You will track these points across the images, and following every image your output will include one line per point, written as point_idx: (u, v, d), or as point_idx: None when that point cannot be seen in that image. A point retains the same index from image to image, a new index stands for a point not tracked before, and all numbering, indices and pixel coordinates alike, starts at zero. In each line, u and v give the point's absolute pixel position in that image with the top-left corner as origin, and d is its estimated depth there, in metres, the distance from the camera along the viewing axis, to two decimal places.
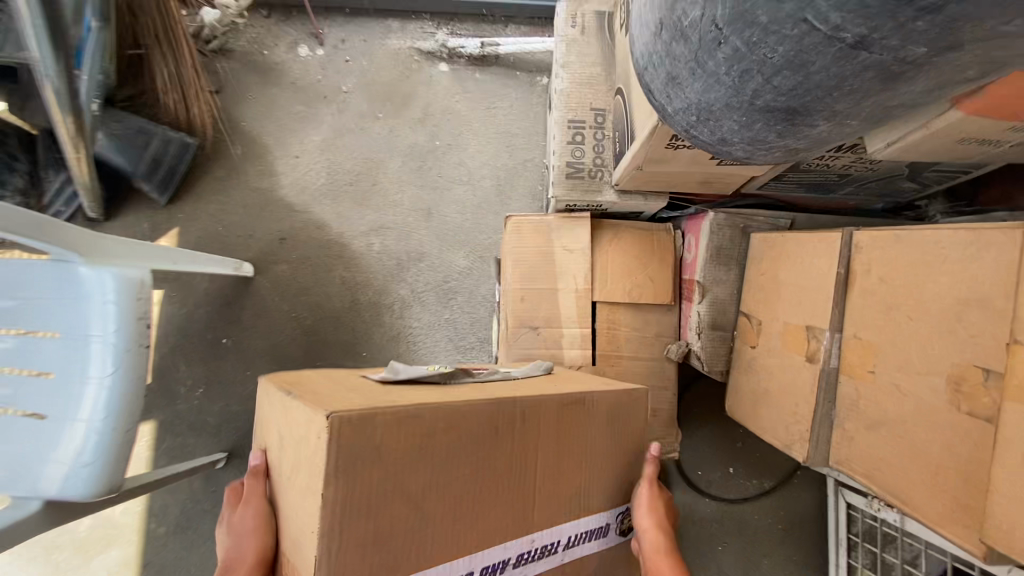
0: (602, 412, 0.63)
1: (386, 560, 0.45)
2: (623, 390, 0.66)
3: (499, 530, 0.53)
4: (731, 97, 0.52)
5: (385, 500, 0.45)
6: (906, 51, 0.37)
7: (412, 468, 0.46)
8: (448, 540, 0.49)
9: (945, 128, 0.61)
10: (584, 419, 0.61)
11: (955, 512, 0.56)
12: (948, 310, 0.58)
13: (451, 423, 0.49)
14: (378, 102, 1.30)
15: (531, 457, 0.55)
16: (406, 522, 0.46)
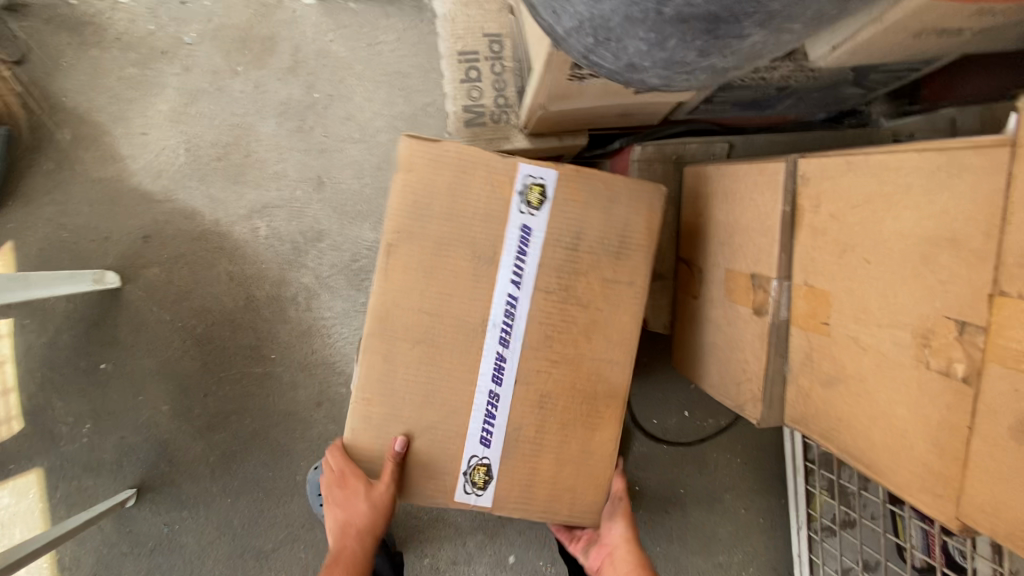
0: (417, 237, 0.65)
1: (450, 448, 0.68)
2: (393, 183, 0.64)
3: (459, 343, 0.66)
4: (631, 5, 0.37)
5: (396, 427, 0.67)
6: None
7: (398, 418, 0.67)
8: (452, 408, 0.67)
9: (898, 20, 0.49)
10: (411, 259, 0.65)
11: (927, 481, 0.49)
12: (910, 252, 0.48)
13: (374, 396, 0.67)
14: (233, 51, 1.06)
15: (416, 314, 0.66)
16: (427, 418, 0.67)
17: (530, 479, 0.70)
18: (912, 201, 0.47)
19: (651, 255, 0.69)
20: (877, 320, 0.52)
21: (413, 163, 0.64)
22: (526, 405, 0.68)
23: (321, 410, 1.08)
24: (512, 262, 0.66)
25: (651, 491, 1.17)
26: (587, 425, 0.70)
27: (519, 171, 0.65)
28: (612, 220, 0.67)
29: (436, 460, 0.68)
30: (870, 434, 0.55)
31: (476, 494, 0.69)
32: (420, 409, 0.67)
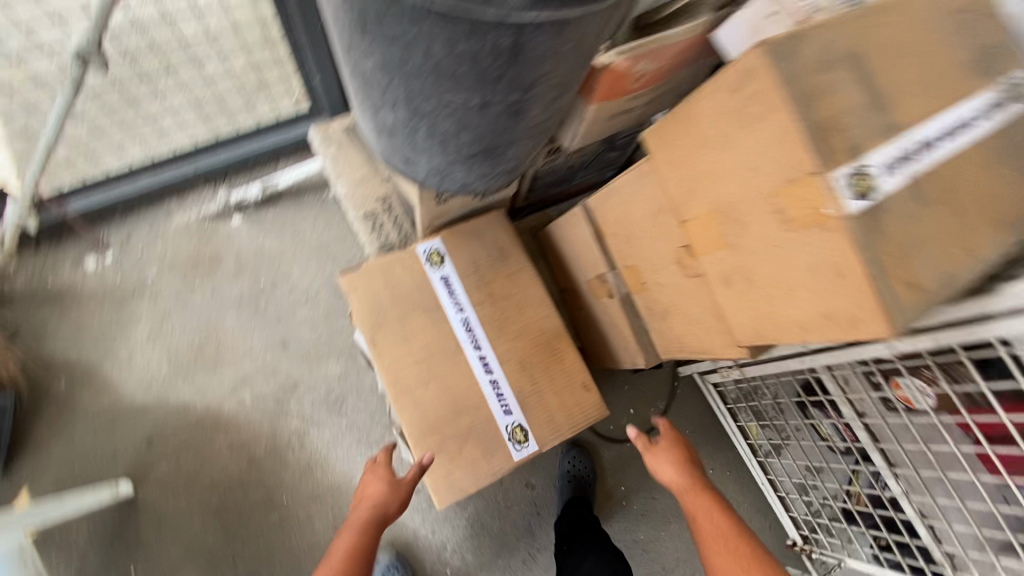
0: (383, 321, 0.94)
1: (491, 430, 0.92)
2: (348, 301, 0.95)
3: (450, 361, 0.94)
4: (447, 158, 0.74)
5: (449, 441, 0.90)
6: (507, 99, 0.60)
7: (442, 434, 0.90)
8: (475, 406, 0.92)
9: (594, 115, 0.91)
10: (388, 336, 0.93)
11: (723, 341, 0.80)
12: (653, 223, 0.84)
13: (423, 428, 0.90)
14: (189, 273, 1.35)
15: (411, 366, 0.93)
16: (459, 423, 0.91)
17: (555, 414, 0.95)
18: (640, 198, 0.84)
19: (535, 289, 1.01)
20: (661, 266, 0.86)
21: (357, 281, 0.95)
22: (518, 377, 0.95)
23: (339, 530, 1.23)
24: (448, 300, 0.96)
25: (633, 487, 1.39)
26: (555, 359, 0.97)
27: (418, 251, 0.97)
28: (487, 246, 1.01)
29: (482, 441, 0.91)
30: (693, 333, 0.86)
31: (525, 446, 0.92)
32: (452, 423, 0.91)
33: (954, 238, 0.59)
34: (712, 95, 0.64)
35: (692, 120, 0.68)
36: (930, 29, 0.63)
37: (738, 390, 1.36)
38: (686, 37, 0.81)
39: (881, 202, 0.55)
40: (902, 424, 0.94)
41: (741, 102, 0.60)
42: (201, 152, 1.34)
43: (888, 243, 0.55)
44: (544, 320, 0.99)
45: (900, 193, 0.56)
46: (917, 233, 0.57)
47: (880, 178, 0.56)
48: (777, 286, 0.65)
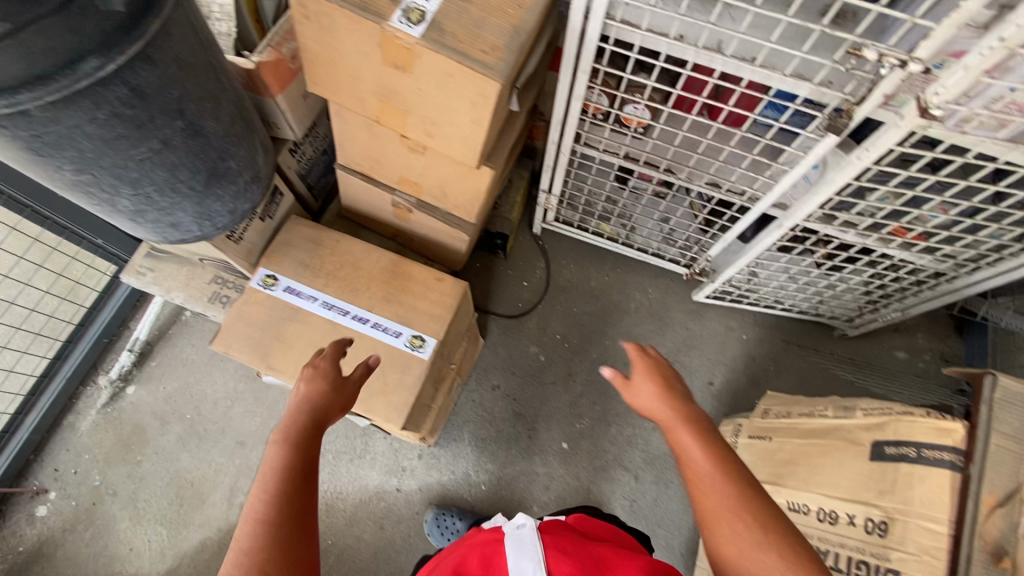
0: (265, 347, 1.10)
1: (396, 353, 1.10)
2: (231, 356, 1.11)
3: (332, 334, 1.11)
4: (190, 199, 0.91)
5: (373, 383, 1.08)
6: (173, 127, 0.78)
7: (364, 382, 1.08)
8: (373, 348, 1.10)
9: (287, 103, 1.11)
10: (277, 353, 1.10)
11: (472, 170, 1.02)
12: (371, 136, 1.04)
13: None
14: (125, 455, 1.45)
15: (308, 359, 1.10)
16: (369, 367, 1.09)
17: (432, 310, 1.14)
18: (352, 129, 1.05)
19: (355, 246, 1.19)
20: (404, 159, 1.07)
21: (225, 337, 1.11)
22: (387, 307, 1.13)
23: (386, 527, 1.41)
24: (300, 298, 1.14)
25: (565, 330, 1.63)
26: (404, 277, 1.16)
27: (254, 284, 1.15)
28: (299, 244, 1.19)
29: (394, 365, 1.09)
30: (461, 183, 1.08)
31: (426, 345, 1.11)
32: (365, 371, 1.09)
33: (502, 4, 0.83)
34: (302, 29, 0.83)
35: (313, 55, 0.88)
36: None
37: (570, 209, 1.60)
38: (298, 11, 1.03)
39: (435, 18, 0.79)
40: (642, 131, 1.16)
41: (317, 22, 0.81)
42: (61, 361, 1.45)
43: (456, 36, 0.78)
44: (378, 260, 1.18)
45: (444, 5, 0.80)
46: (469, 17, 0.81)
47: (424, 5, 0.79)
48: (444, 111, 0.88)
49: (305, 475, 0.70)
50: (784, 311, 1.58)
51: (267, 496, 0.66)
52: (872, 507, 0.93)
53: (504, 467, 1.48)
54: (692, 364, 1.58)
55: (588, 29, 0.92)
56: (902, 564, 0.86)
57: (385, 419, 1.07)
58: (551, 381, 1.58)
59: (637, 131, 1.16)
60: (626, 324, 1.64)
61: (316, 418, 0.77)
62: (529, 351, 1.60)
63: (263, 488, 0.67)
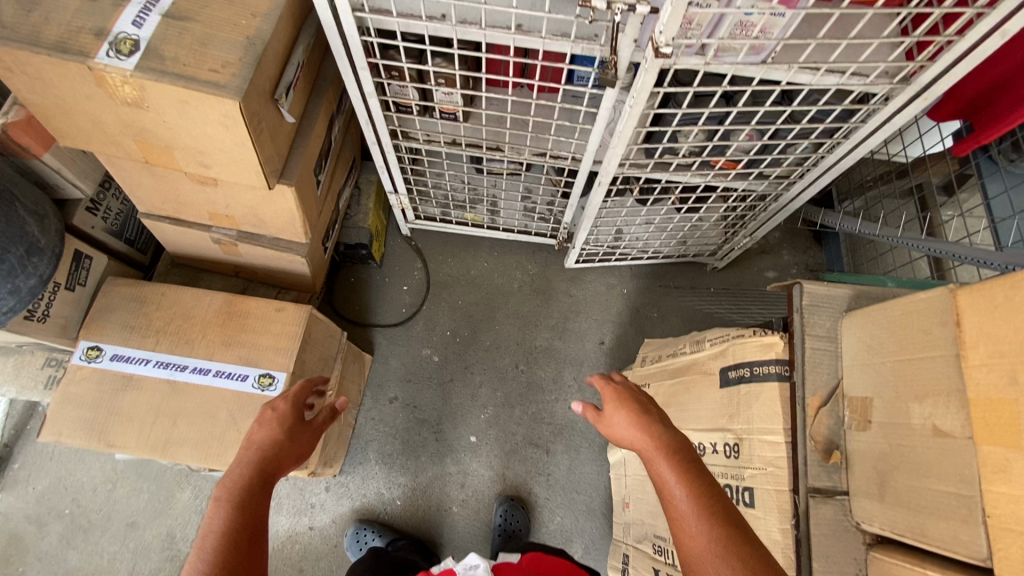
0: (101, 425, 1.02)
1: (246, 398, 1.05)
2: (66, 444, 1.02)
3: (173, 395, 1.04)
4: None
5: (226, 435, 1.02)
6: None
7: (217, 436, 1.02)
8: (220, 397, 1.04)
9: (60, 160, 1.02)
10: (116, 428, 1.02)
11: (272, 192, 0.96)
12: (155, 177, 0.97)
13: (202, 448, 1.02)
14: (3, 572, 1.33)
15: (151, 426, 1.03)
16: (219, 419, 1.03)
17: (277, 343, 1.09)
18: (134, 175, 0.97)
19: (184, 295, 1.12)
20: (202, 195, 1.00)
21: (52, 426, 1.01)
22: (229, 351, 1.08)
23: (306, 570, 1.36)
24: (132, 364, 1.06)
25: (453, 324, 1.61)
26: (243, 316, 1.10)
27: (75, 360, 1.06)
28: (121, 307, 1.10)
29: (246, 410, 1.04)
30: (271, 208, 1.03)
31: (277, 382, 1.06)
32: (215, 424, 1.03)
33: (230, 17, 0.78)
34: (11, 81, 0.75)
35: (41, 107, 0.80)
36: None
37: (428, 204, 1.56)
38: None
39: (149, 44, 0.73)
40: (452, 115, 1.14)
41: (22, 73, 0.73)
42: None
43: (178, 60, 0.73)
44: (213, 303, 1.12)
45: (159, 29, 0.74)
46: (194, 37, 0.75)
47: (135, 33, 0.73)
48: (202, 139, 0.82)
49: (248, 537, 0.68)
50: (654, 258, 1.61)
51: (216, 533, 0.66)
52: (726, 432, 0.97)
53: (417, 476, 1.46)
54: (582, 329, 1.60)
55: (344, 25, 0.89)
56: (754, 479, 0.90)
57: None
58: (449, 378, 1.56)
59: (446, 115, 1.14)
60: (513, 304, 1.64)
61: (266, 467, 0.77)
62: (421, 355, 1.58)
63: (205, 554, 0.64)
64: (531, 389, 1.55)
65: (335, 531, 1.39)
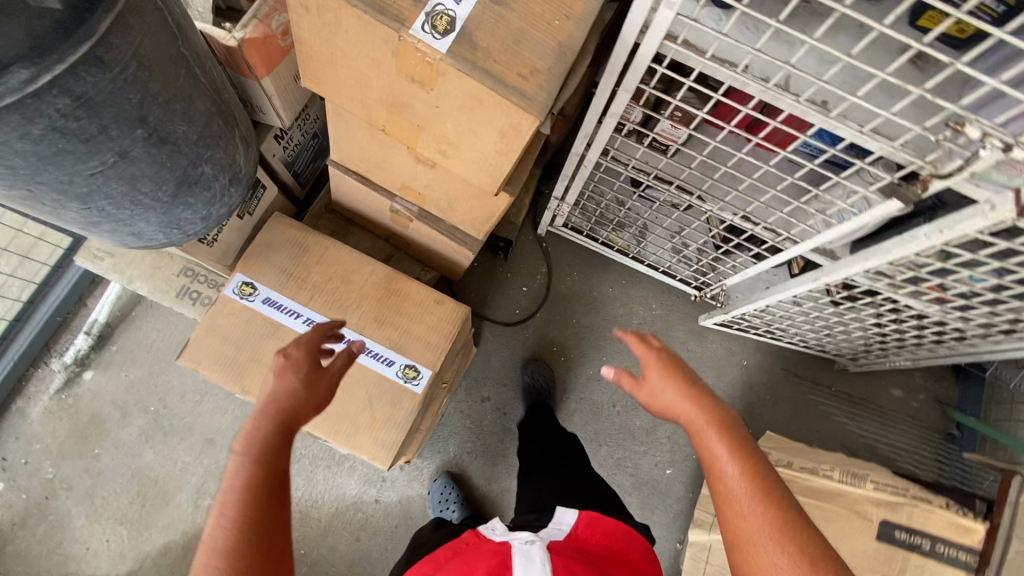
0: (241, 368, 0.99)
1: (387, 385, 1.00)
2: (202, 375, 0.99)
3: None
4: (156, 210, 0.77)
5: (359, 417, 0.99)
6: (136, 141, 0.63)
7: (350, 416, 0.98)
8: (362, 377, 1.00)
9: (274, 87, 0.94)
10: (254, 376, 0.99)
11: (490, 195, 0.88)
12: (375, 142, 0.89)
13: (332, 424, 0.98)
14: (83, 447, 1.34)
15: None
16: (356, 399, 0.99)
17: (428, 337, 1.03)
18: (354, 134, 0.90)
19: (347, 258, 1.06)
20: (411, 171, 0.93)
21: (194, 354, 0.98)
22: (380, 330, 1.02)
23: (363, 539, 1.35)
24: (282, 314, 1.01)
25: (563, 341, 1.54)
26: (401, 299, 1.05)
27: (229, 292, 1.01)
28: (283, 250, 1.05)
29: (385, 398, 0.99)
30: (474, 204, 0.95)
31: (422, 378, 1.01)
32: (352, 402, 0.99)
33: (547, 12, 0.68)
34: (300, 23, 0.67)
35: (312, 54, 0.72)
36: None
37: (581, 217, 1.47)
38: None
39: (466, 27, 0.64)
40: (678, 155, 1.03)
41: (317, 16, 0.65)
42: (9, 341, 1.31)
43: (490, 54, 0.64)
44: (373, 275, 1.06)
45: (477, 11, 0.65)
46: (509, 31, 0.66)
47: (453, 9, 0.63)
48: (465, 135, 0.74)
49: (271, 494, 0.63)
50: (791, 342, 1.51)
51: (238, 491, 0.62)
52: None
53: (489, 483, 1.42)
54: None
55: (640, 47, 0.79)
56: None
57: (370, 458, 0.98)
58: None
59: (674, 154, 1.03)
60: (627, 340, 1.56)
61: (285, 422, 0.71)
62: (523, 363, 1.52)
63: (227, 513, 0.60)
64: (622, 432, 1.49)
65: (398, 511, 1.38)
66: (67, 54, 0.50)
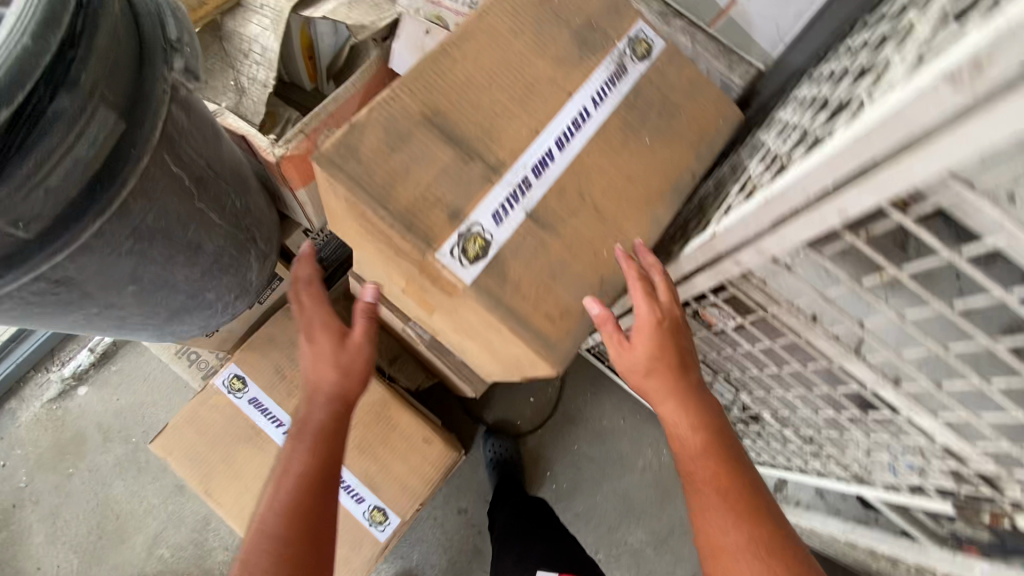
0: (210, 467, 0.94)
1: (350, 523, 0.94)
2: (170, 465, 0.95)
3: None
4: (148, 330, 0.72)
5: None
6: (124, 296, 0.59)
7: None
8: None
9: (309, 197, 0.90)
10: (221, 479, 0.94)
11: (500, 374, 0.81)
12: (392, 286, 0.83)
13: None
14: (59, 463, 1.34)
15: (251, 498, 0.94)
16: None
17: (405, 481, 0.96)
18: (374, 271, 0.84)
19: None
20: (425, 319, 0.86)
21: (167, 442, 0.95)
22: (358, 460, 0.96)
23: None
24: (265, 419, 0.96)
25: (558, 467, 1.44)
26: (389, 429, 0.98)
27: (218, 383, 0.97)
28: (282, 348, 1.00)
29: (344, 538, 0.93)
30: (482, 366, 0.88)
31: (388, 525, 0.94)
32: None
33: (594, 240, 0.61)
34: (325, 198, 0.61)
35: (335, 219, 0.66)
36: (509, 32, 0.62)
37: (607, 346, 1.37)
38: (352, 95, 0.85)
39: (499, 252, 0.57)
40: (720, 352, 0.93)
41: (342, 203, 0.58)
42: (16, 344, 1.32)
43: (519, 289, 0.57)
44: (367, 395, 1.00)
45: (515, 234, 0.58)
46: (545, 263, 0.58)
47: (489, 231, 0.57)
48: (478, 339, 0.66)
49: (318, 501, 0.62)
50: None
51: (295, 477, 0.63)
52: None
53: None
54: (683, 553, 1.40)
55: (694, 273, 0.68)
56: None
57: None
58: None
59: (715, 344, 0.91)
60: (625, 483, 1.44)
61: (343, 384, 0.69)
62: None
63: (283, 493, 0.62)
64: None
65: None
66: (39, 265, 0.44)
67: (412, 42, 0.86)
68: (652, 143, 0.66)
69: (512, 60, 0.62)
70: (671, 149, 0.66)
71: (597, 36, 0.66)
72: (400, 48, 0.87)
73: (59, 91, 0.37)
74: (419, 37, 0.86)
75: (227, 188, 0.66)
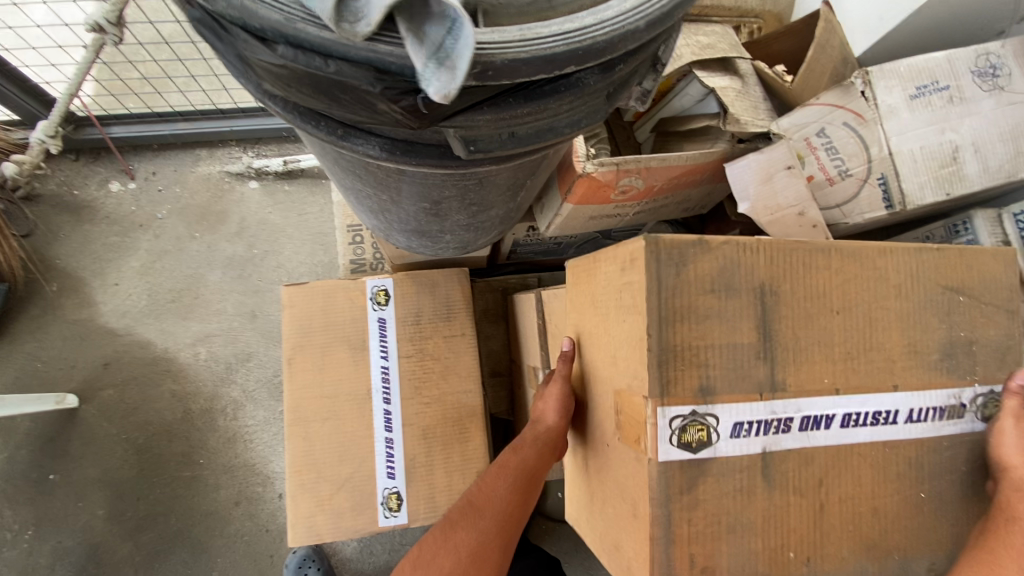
0: (307, 345, 0.93)
1: (368, 487, 0.91)
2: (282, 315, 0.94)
3: (351, 407, 0.92)
4: (382, 223, 0.72)
5: (323, 483, 0.90)
6: (410, 202, 0.58)
7: (319, 474, 0.90)
8: (361, 458, 0.91)
9: (569, 212, 0.87)
10: (308, 362, 0.93)
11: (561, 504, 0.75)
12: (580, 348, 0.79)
13: (302, 463, 0.90)
14: (193, 223, 1.42)
15: (315, 397, 0.92)
16: (337, 469, 0.91)
17: (435, 492, 0.92)
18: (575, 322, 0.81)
19: (465, 361, 0.98)
20: None
21: (295, 296, 0.94)
22: (416, 441, 0.93)
23: (239, 509, 1.28)
24: (377, 344, 0.95)
25: None
26: (459, 440, 0.94)
27: (367, 285, 0.96)
28: (436, 298, 0.99)
29: (352, 493, 0.90)
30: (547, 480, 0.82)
31: (394, 516, 0.91)
32: (333, 466, 0.90)
33: (791, 533, 0.53)
34: (607, 258, 0.58)
35: (590, 271, 0.63)
36: (894, 287, 0.57)
37: None
38: (681, 169, 0.82)
39: (710, 460, 0.52)
40: None
41: (620, 280, 0.55)
42: (244, 116, 1.43)
43: (694, 511, 0.51)
44: (464, 394, 0.96)
45: (738, 460, 0.53)
46: (731, 502, 0.53)
47: (719, 435, 0.52)
48: (603, 482, 0.61)
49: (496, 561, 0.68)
50: None
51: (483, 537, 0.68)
52: None
53: None
54: None
55: None
56: None
57: (291, 520, 0.89)
58: None
59: None
60: None
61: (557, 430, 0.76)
62: None
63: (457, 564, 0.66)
64: None
65: (279, 523, 1.27)
66: (424, 162, 0.40)
67: (770, 164, 0.81)
68: (925, 501, 0.57)
69: (875, 312, 0.56)
70: (954, 487, 0.58)
71: (970, 360, 0.59)
72: (753, 157, 0.81)
73: (600, 67, 0.34)
74: (776, 166, 0.81)
75: (544, 175, 0.65)
